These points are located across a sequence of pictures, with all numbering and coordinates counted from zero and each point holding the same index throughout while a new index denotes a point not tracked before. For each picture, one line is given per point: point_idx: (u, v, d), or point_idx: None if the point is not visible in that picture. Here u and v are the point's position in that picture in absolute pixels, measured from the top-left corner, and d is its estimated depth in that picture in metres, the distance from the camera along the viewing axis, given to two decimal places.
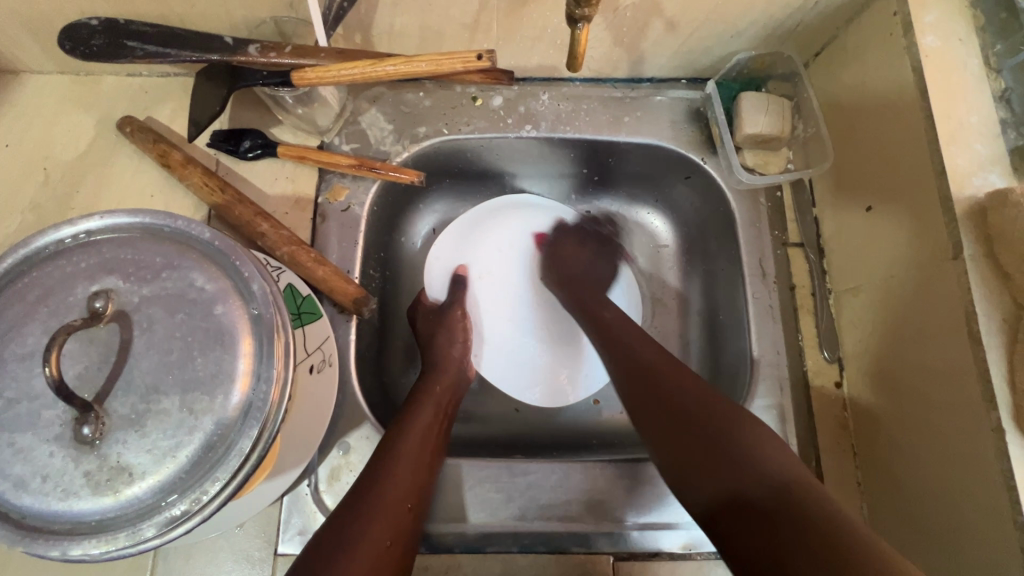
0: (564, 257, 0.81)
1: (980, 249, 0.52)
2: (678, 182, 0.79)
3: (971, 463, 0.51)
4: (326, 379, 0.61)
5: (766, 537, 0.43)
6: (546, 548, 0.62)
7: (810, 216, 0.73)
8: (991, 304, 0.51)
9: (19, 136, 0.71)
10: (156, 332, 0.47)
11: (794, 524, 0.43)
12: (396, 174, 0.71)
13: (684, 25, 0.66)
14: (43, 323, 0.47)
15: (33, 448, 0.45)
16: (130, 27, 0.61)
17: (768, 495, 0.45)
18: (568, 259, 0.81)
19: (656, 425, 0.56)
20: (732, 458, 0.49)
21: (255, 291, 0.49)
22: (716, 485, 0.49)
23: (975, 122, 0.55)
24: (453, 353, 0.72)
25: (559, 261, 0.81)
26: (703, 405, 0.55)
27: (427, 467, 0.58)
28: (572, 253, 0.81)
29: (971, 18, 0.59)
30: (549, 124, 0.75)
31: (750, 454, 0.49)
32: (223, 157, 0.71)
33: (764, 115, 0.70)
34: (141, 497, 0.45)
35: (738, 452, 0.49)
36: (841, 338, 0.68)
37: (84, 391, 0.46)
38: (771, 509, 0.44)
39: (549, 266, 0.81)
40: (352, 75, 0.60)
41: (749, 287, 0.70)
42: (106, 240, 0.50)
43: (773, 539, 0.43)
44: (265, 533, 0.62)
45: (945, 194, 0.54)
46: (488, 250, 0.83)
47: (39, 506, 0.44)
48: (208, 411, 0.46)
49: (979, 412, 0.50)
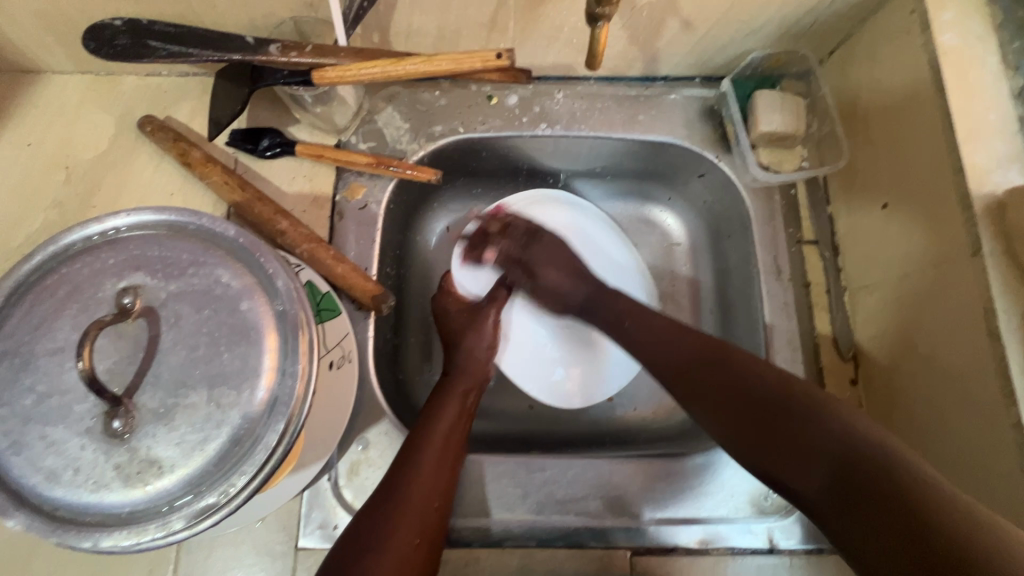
0: (551, 286, 0.74)
1: (999, 245, 0.52)
2: (692, 180, 0.79)
3: (990, 461, 0.52)
4: (345, 376, 0.62)
5: (862, 517, 0.41)
6: (564, 543, 0.62)
7: (825, 214, 0.74)
8: (1011, 301, 0.51)
9: (41, 135, 0.72)
10: (184, 328, 0.48)
11: (877, 494, 0.41)
12: (413, 172, 0.71)
13: (700, 24, 0.67)
14: (73, 318, 0.48)
15: (65, 440, 0.45)
16: (151, 27, 0.62)
17: (852, 469, 0.44)
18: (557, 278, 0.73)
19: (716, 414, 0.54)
20: (809, 438, 0.48)
21: (279, 287, 0.50)
22: (798, 461, 0.47)
23: (993, 120, 0.55)
24: (477, 354, 0.72)
25: (542, 286, 0.75)
26: (761, 382, 0.53)
27: (451, 466, 0.59)
28: (555, 273, 0.73)
29: (989, 16, 0.59)
30: (564, 122, 0.75)
31: (822, 426, 0.47)
32: (242, 156, 0.72)
33: (779, 113, 0.71)
34: (170, 489, 0.45)
35: (805, 428, 0.48)
36: (856, 335, 0.68)
37: (113, 385, 0.46)
38: (855, 480, 0.43)
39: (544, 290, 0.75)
40: (372, 74, 0.61)
41: (764, 284, 0.70)
42: (133, 237, 0.51)
43: (869, 515, 0.41)
44: (286, 527, 0.63)
45: (963, 190, 0.54)
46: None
47: (71, 497, 0.45)
48: (235, 406, 0.47)
49: (998, 410, 0.50)
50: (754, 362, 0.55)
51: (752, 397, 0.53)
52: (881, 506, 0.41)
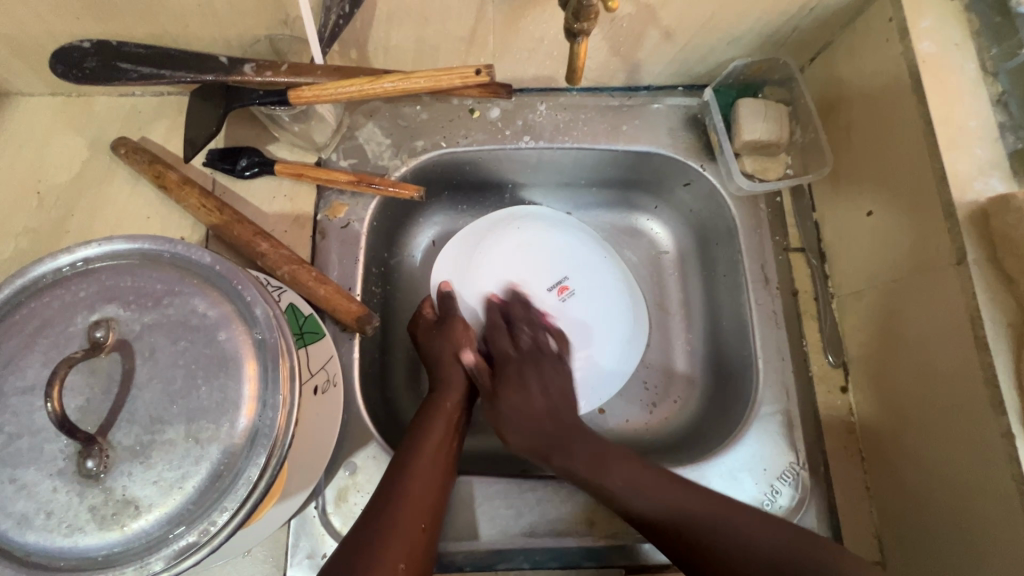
0: (516, 403, 0.68)
1: (983, 254, 0.52)
2: (678, 189, 0.79)
3: (979, 470, 0.51)
4: (331, 400, 0.61)
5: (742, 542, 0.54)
6: (558, 563, 0.61)
7: (810, 220, 0.73)
8: (996, 307, 0.51)
9: (12, 159, 0.70)
10: (160, 360, 0.47)
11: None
12: (395, 189, 0.70)
13: (681, 34, 0.66)
14: (43, 353, 0.46)
15: (36, 483, 0.44)
16: (122, 48, 0.60)
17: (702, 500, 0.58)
18: (525, 406, 0.68)
19: (654, 519, 0.57)
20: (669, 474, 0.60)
21: (258, 316, 0.48)
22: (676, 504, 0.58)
23: (974, 127, 0.55)
24: (463, 363, 0.71)
25: (514, 404, 0.68)
26: (682, 493, 0.58)
27: (440, 486, 0.58)
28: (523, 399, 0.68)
29: (967, 22, 0.59)
30: (547, 136, 0.74)
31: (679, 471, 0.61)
32: (220, 176, 0.70)
33: (762, 121, 0.70)
34: (148, 530, 0.44)
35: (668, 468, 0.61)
36: (845, 341, 0.68)
37: (86, 423, 0.45)
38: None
39: (510, 411, 0.68)
40: (350, 92, 0.60)
41: (752, 294, 0.70)
42: (105, 268, 0.49)
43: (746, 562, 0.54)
44: (273, 557, 0.61)
45: (946, 199, 0.54)
46: (489, 267, 0.80)
47: (44, 543, 0.43)
48: (215, 440, 0.46)
49: (987, 418, 0.50)
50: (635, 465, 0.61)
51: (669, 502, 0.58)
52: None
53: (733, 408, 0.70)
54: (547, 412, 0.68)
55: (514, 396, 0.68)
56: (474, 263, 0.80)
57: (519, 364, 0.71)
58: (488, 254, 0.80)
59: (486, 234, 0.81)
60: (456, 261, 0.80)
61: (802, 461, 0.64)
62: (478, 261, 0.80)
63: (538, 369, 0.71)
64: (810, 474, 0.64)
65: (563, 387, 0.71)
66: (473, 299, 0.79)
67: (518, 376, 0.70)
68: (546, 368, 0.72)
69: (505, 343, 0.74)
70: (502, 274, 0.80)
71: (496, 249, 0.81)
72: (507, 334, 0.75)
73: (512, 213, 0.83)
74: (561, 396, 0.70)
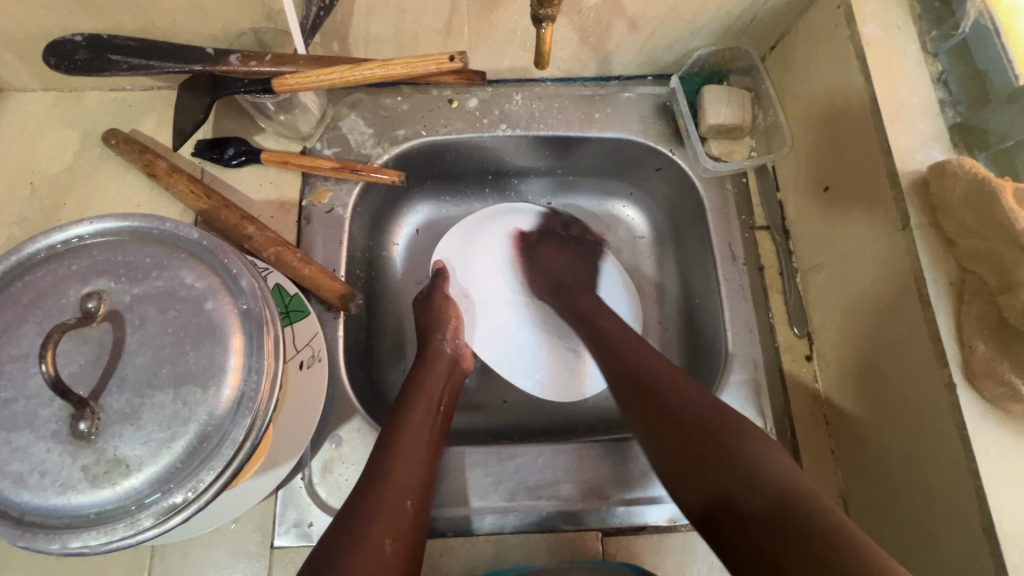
0: (550, 264, 0.82)
1: (925, 219, 0.56)
2: (650, 174, 0.82)
3: (926, 419, 0.54)
4: (316, 375, 0.63)
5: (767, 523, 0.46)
6: (537, 527, 0.64)
7: (775, 200, 0.77)
8: (938, 267, 0.54)
9: (5, 151, 0.72)
10: (149, 329, 0.49)
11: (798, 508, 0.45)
12: (377, 174, 0.73)
13: (645, 24, 0.70)
14: (37, 324, 0.48)
15: (30, 445, 0.46)
16: (112, 41, 0.63)
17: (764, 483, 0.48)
18: (553, 266, 0.82)
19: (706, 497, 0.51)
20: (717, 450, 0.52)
21: (243, 286, 0.51)
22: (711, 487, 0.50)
23: (916, 103, 0.59)
24: (443, 345, 0.73)
25: (544, 264, 0.82)
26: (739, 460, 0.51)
27: (425, 462, 0.59)
28: (552, 261, 0.82)
29: (909, 8, 0.63)
30: (524, 124, 0.78)
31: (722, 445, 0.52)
32: (208, 166, 0.73)
33: (725, 106, 0.74)
34: (138, 488, 0.46)
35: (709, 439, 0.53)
36: (809, 313, 0.72)
37: (79, 388, 0.47)
38: (789, 516, 0.45)
39: (537, 271, 0.82)
40: (331, 80, 0.63)
41: (720, 269, 0.73)
42: (96, 244, 0.52)
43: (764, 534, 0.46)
44: (261, 527, 0.63)
45: (892, 169, 0.58)
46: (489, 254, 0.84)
47: (37, 501, 0.45)
48: (202, 403, 0.48)
49: (932, 371, 0.53)
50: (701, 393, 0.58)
51: (733, 458, 0.51)
52: (807, 540, 0.43)
53: (705, 380, 0.73)
54: (557, 278, 0.80)
55: (548, 254, 0.83)
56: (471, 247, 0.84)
57: (552, 241, 0.84)
58: (489, 242, 0.85)
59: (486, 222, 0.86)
60: (456, 248, 0.84)
61: (770, 427, 0.67)
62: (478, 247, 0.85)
63: (565, 248, 0.84)
64: (777, 438, 0.67)
65: (581, 256, 0.83)
66: (472, 282, 0.83)
67: (552, 249, 0.83)
68: (576, 249, 0.84)
69: (561, 222, 0.86)
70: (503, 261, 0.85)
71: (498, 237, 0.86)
72: (561, 227, 0.86)
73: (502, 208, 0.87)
74: (574, 262, 0.82)
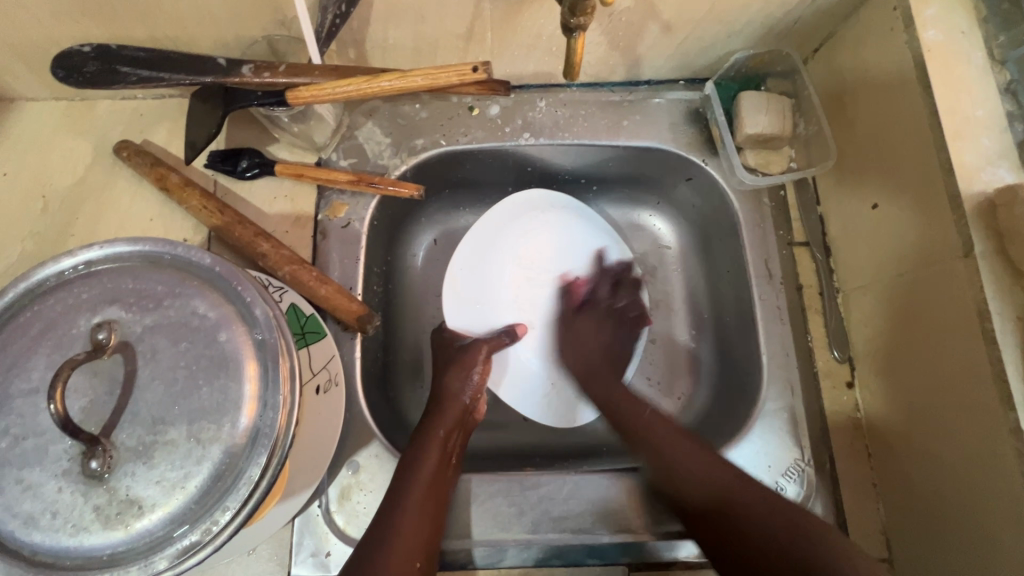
0: (579, 335, 0.75)
1: (991, 246, 0.51)
2: (680, 185, 0.78)
3: (987, 462, 0.50)
4: (332, 399, 0.61)
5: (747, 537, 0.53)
6: (561, 561, 0.61)
7: (815, 214, 0.73)
8: (1004, 301, 0.50)
9: (17, 164, 0.71)
10: (161, 361, 0.47)
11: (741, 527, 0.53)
12: (395, 188, 0.70)
13: (680, 27, 0.66)
14: (47, 356, 0.47)
15: (41, 483, 0.44)
16: (122, 51, 0.61)
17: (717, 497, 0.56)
18: (585, 342, 0.74)
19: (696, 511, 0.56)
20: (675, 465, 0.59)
21: (258, 316, 0.49)
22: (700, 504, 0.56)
23: (981, 117, 0.54)
24: (461, 397, 0.67)
25: (575, 333, 0.76)
26: (703, 466, 0.58)
27: (433, 519, 0.56)
28: (587, 328, 0.75)
29: (973, 10, 0.58)
30: (547, 132, 0.74)
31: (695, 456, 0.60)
32: (221, 178, 0.71)
33: (764, 114, 0.70)
34: (151, 529, 0.44)
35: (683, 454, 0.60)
36: (850, 337, 0.67)
37: (90, 425, 0.45)
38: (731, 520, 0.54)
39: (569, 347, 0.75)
40: (346, 92, 0.59)
41: (756, 289, 0.69)
42: (106, 270, 0.50)
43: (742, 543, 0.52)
44: (278, 555, 0.62)
45: (953, 190, 0.53)
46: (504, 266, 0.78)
47: (50, 542, 0.44)
48: (216, 440, 0.46)
49: (995, 414, 0.49)
50: (758, 493, 0.55)
51: (685, 471, 0.59)
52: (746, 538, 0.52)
53: (737, 405, 0.70)
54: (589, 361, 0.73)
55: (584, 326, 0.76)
56: (486, 262, 0.78)
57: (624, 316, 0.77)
58: (504, 252, 0.79)
59: (502, 227, 0.79)
60: (469, 272, 0.77)
61: (808, 457, 0.64)
62: (495, 256, 0.78)
63: (603, 325, 0.76)
64: (816, 471, 0.63)
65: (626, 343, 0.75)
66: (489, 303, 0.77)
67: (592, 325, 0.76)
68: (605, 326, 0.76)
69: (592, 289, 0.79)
70: (520, 273, 0.79)
71: (515, 243, 0.79)
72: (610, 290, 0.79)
73: (521, 204, 0.79)
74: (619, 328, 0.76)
